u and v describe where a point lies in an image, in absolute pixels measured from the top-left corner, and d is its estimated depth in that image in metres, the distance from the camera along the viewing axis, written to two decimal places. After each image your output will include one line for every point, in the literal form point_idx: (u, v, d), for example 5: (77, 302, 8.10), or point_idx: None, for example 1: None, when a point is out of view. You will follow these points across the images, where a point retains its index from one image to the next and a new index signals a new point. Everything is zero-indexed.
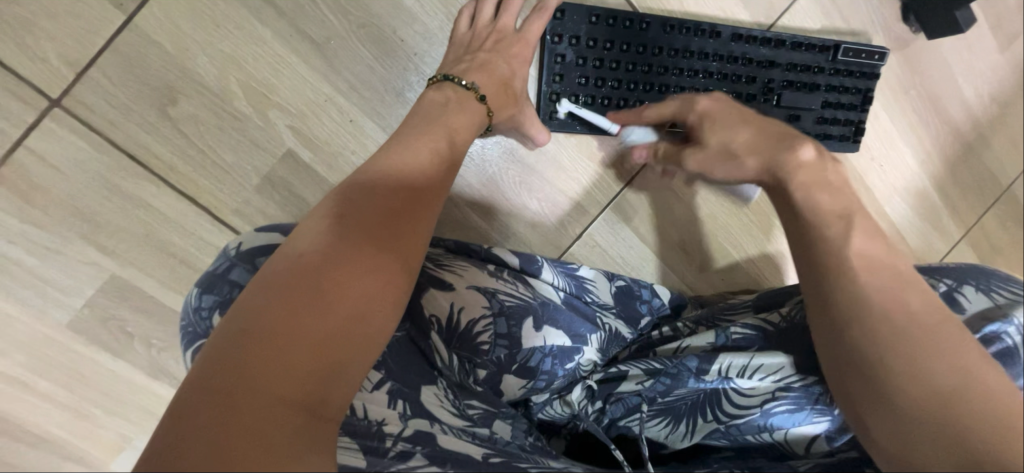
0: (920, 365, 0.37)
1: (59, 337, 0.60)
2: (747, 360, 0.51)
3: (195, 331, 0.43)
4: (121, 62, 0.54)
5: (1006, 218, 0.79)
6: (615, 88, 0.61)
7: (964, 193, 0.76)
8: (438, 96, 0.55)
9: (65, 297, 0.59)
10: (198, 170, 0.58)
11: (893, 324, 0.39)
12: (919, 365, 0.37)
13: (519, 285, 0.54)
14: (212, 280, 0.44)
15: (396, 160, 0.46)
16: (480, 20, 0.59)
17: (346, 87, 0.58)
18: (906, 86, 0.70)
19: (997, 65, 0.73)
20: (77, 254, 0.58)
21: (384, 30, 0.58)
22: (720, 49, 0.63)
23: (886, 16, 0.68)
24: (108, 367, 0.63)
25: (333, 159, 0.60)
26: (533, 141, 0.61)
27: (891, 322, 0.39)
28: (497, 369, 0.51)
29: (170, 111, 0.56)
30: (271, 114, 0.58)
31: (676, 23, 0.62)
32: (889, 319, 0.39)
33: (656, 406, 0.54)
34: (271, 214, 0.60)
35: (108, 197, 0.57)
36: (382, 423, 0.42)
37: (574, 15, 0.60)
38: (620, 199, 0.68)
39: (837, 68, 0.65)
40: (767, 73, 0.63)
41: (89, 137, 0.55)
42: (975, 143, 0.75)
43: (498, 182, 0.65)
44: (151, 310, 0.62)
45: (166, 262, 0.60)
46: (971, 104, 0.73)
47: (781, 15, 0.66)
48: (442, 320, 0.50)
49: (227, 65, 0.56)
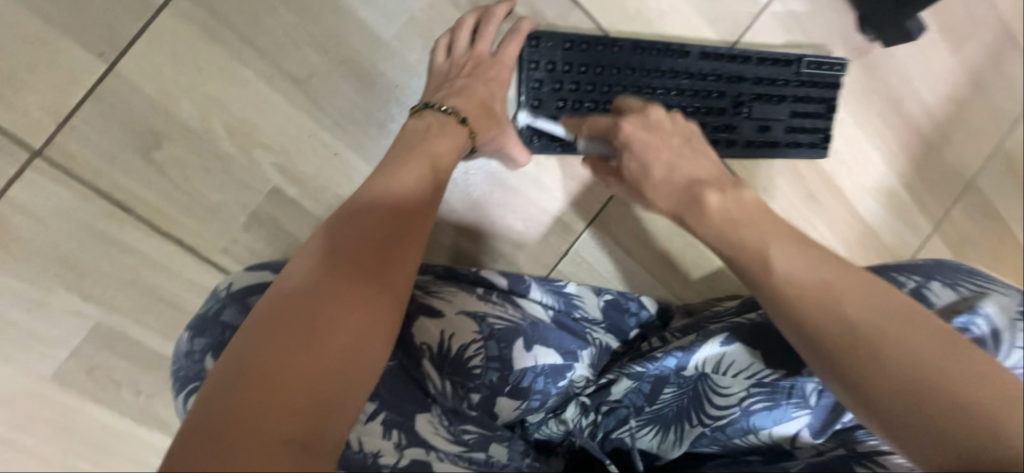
0: (919, 381, 0.35)
1: (45, 389, 0.60)
2: (721, 357, 0.54)
3: (187, 375, 0.43)
4: (102, 110, 0.55)
5: (973, 212, 0.82)
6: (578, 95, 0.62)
7: (932, 190, 0.79)
8: (419, 124, 0.56)
9: (50, 347, 0.59)
10: (184, 212, 0.58)
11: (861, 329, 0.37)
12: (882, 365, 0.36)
13: (508, 307, 0.55)
14: (202, 324, 0.44)
15: (380, 188, 0.47)
16: (457, 47, 0.60)
17: (329, 122, 0.60)
18: (869, 92, 0.73)
19: (952, 67, 0.76)
20: (63, 302, 0.57)
21: (364, 65, 0.59)
22: (690, 67, 0.65)
23: (844, 28, 0.71)
24: (95, 416, 0.62)
25: (318, 193, 0.61)
26: (515, 161, 0.62)
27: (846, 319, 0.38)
28: (490, 392, 0.51)
29: (152, 155, 0.56)
30: (255, 152, 0.58)
31: (646, 45, 0.63)
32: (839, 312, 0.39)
33: (644, 415, 0.57)
34: (259, 251, 0.61)
35: (92, 244, 0.57)
36: (377, 455, 0.43)
37: (548, 42, 0.62)
38: (604, 215, 0.70)
39: (802, 79, 0.68)
40: (736, 88, 0.66)
41: (73, 186, 0.55)
42: (937, 141, 0.78)
43: (484, 205, 0.67)
44: (137, 356, 0.61)
45: (154, 306, 0.60)
46: (930, 105, 0.76)
47: (746, 32, 0.68)
48: (433, 346, 0.49)
49: (208, 107, 0.57)
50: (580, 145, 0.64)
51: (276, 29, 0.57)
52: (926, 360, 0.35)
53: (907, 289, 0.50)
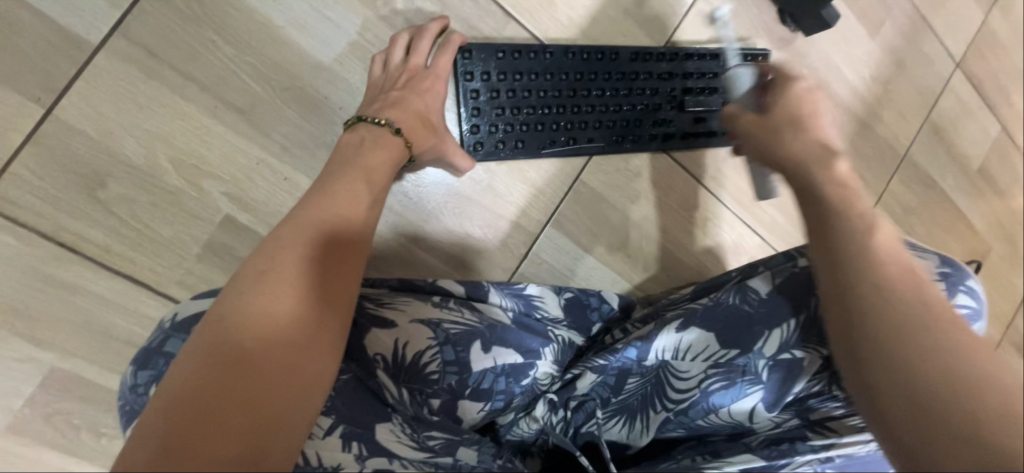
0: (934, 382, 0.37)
1: (0, 442, 0.58)
2: (677, 341, 0.55)
3: (134, 408, 0.42)
4: (43, 154, 0.55)
5: (911, 183, 0.86)
6: (513, 100, 0.66)
7: (870, 165, 0.83)
8: (353, 138, 0.57)
9: (3, 398, 0.57)
10: (135, 248, 0.58)
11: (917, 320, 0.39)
12: (898, 354, 0.39)
13: (464, 312, 0.56)
14: (146, 356, 0.43)
15: (316, 205, 0.47)
16: (392, 63, 0.62)
17: (276, 148, 0.61)
18: (797, 78, 0.77)
19: (872, 50, 0.81)
20: (13, 351, 0.57)
21: (306, 90, 0.61)
22: (620, 68, 0.69)
23: (766, 20, 0.75)
24: (56, 465, 0.61)
25: (271, 217, 0.61)
26: (458, 169, 0.64)
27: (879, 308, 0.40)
28: (450, 396, 0.51)
29: (98, 194, 0.56)
30: (204, 184, 0.59)
31: (577, 50, 0.68)
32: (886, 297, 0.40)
33: (611, 406, 0.58)
34: (215, 280, 0.61)
35: (42, 289, 0.56)
36: (338, 468, 0.42)
37: (481, 54, 0.65)
38: (558, 215, 0.72)
39: (728, 71, 0.72)
40: (668, 84, 0.71)
41: (18, 232, 0.55)
42: (868, 119, 0.82)
43: (437, 215, 0.68)
44: (97, 398, 0.60)
45: (110, 345, 0.59)
46: (856, 86, 0.81)
47: (674, 31, 0.72)
48: (389, 356, 0.50)
49: (152, 142, 0.57)
50: (523, 149, 0.67)
51: (215, 62, 0.58)
52: (955, 357, 0.37)
53: None
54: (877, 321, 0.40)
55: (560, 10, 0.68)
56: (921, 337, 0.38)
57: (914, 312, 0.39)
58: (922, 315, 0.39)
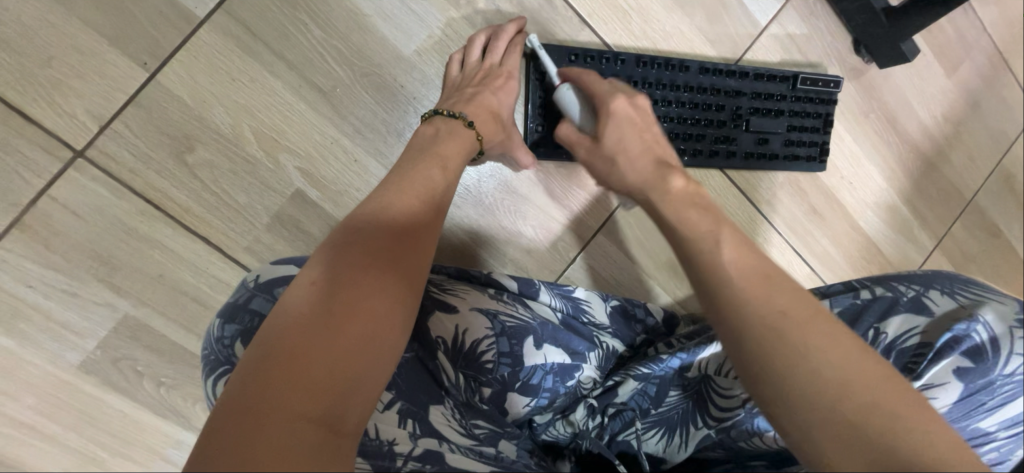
0: (835, 401, 0.36)
1: (69, 379, 0.62)
2: (721, 357, 0.56)
3: (217, 358, 0.45)
4: (142, 115, 0.58)
5: (974, 228, 0.84)
6: None
7: (932, 206, 0.81)
8: (429, 129, 0.59)
9: (78, 339, 0.61)
10: (212, 211, 0.61)
11: (781, 335, 0.38)
12: (797, 372, 0.37)
13: (519, 307, 0.57)
14: (234, 310, 0.46)
15: (397, 186, 0.50)
16: (469, 62, 0.63)
17: (351, 130, 0.63)
18: (865, 111, 0.76)
19: (946, 88, 0.79)
20: (92, 295, 0.60)
21: (385, 77, 0.63)
22: (690, 80, 0.68)
23: (840, 49, 0.75)
24: (117, 408, 0.64)
25: (338, 196, 0.64)
26: (517, 163, 0.64)
27: (770, 325, 0.39)
28: (501, 387, 0.53)
29: (185, 157, 0.60)
30: (281, 157, 0.62)
31: (648, 60, 0.67)
32: (772, 323, 0.39)
33: (650, 418, 0.58)
34: (280, 250, 0.63)
35: (124, 241, 0.60)
36: (394, 442, 0.43)
37: (554, 56, 0.65)
38: (610, 223, 0.72)
39: (798, 95, 0.71)
40: (735, 102, 0.69)
41: (109, 185, 0.58)
42: (935, 158, 0.80)
43: (494, 211, 0.69)
44: (160, 349, 0.63)
45: (178, 300, 0.62)
46: (926, 124, 0.79)
47: (746, 52, 0.72)
48: (448, 340, 0.51)
49: (238, 113, 0.60)
50: None
51: (305, 43, 0.61)
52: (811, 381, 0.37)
53: (904, 299, 0.53)
54: (756, 335, 0.39)
55: (636, 21, 0.69)
56: (805, 353, 0.37)
57: (795, 329, 0.38)
58: (758, 359, 0.38)
